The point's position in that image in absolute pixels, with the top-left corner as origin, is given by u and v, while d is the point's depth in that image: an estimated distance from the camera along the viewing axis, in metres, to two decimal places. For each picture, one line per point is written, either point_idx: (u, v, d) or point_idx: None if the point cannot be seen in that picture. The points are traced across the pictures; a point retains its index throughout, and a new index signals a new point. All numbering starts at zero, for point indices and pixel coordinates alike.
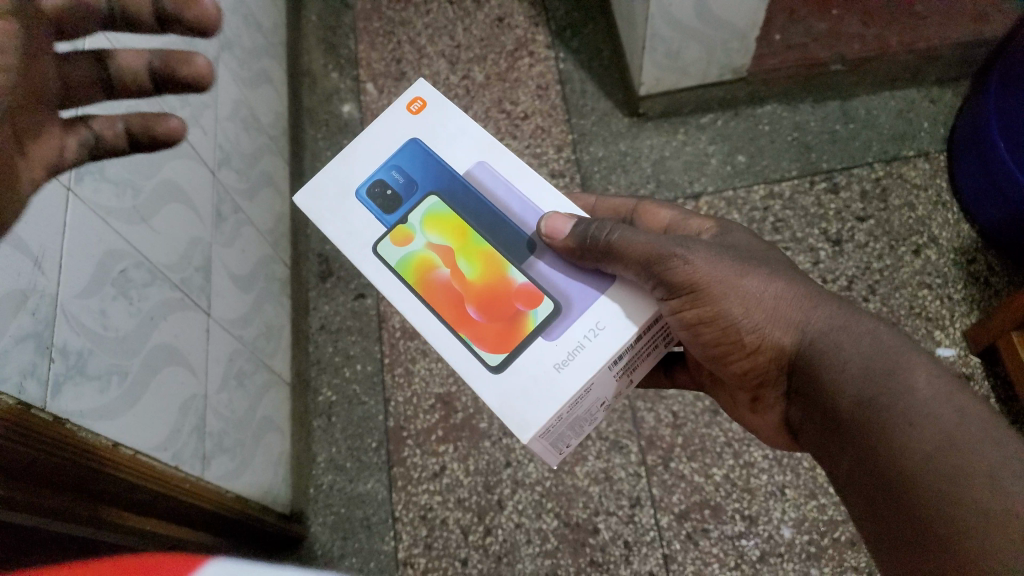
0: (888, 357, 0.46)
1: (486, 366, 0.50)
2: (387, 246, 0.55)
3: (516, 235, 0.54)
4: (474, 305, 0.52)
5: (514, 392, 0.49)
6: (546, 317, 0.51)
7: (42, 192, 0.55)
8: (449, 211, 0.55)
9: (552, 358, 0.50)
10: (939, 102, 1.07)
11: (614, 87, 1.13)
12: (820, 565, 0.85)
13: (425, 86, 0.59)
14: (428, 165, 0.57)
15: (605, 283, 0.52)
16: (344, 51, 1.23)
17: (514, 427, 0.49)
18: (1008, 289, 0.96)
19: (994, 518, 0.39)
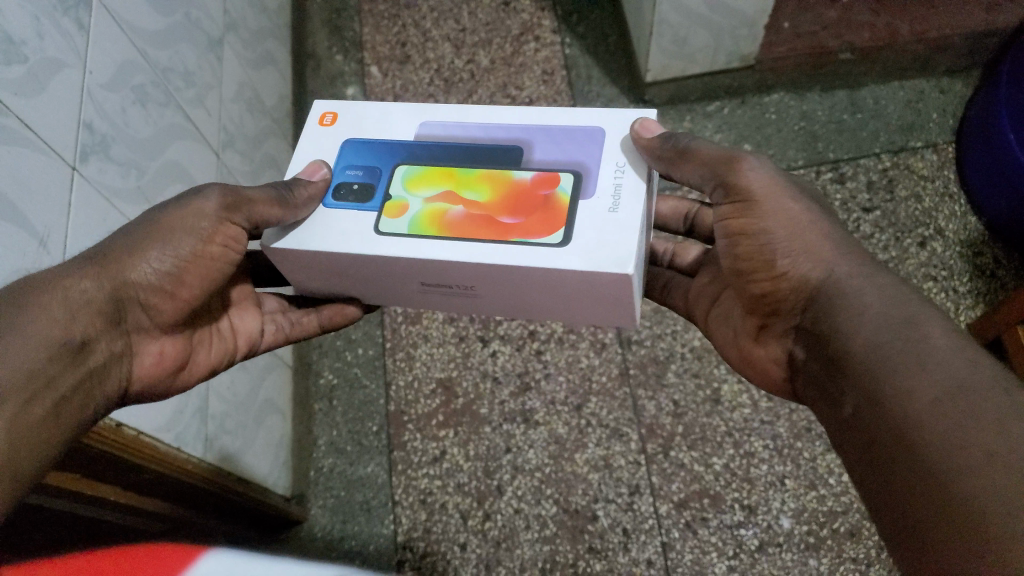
0: (906, 309, 0.46)
1: (552, 244, 0.47)
2: (389, 223, 0.51)
3: (496, 149, 0.54)
4: (504, 214, 0.49)
5: (593, 248, 0.46)
6: (573, 186, 0.49)
7: (46, 170, 0.54)
8: (423, 168, 0.54)
9: (602, 204, 0.48)
10: (948, 93, 1.06)
11: (620, 73, 1.12)
12: (819, 556, 0.85)
13: (325, 103, 0.59)
14: (375, 150, 0.56)
15: (597, 138, 0.52)
16: (349, 33, 1.22)
17: (612, 265, 0.45)
18: (1014, 283, 0.95)
19: (998, 458, 0.36)
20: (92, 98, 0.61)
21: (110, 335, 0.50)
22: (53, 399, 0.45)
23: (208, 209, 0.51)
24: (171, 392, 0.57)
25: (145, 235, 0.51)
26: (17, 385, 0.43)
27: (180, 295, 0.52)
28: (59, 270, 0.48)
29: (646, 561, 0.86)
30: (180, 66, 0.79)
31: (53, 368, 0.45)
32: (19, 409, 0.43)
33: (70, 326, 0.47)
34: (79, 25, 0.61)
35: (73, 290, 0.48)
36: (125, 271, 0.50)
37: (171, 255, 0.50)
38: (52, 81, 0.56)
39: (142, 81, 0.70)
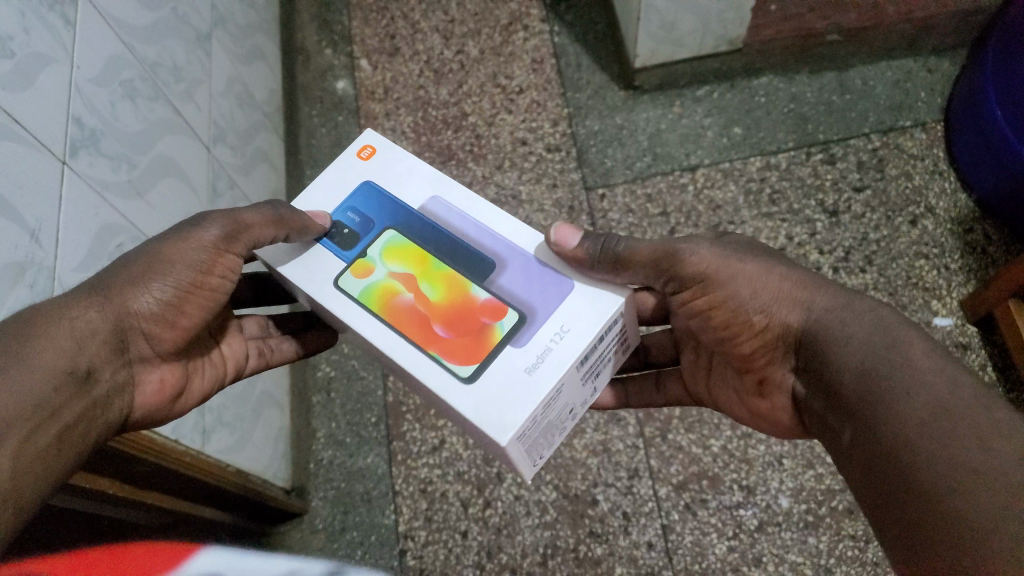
0: (887, 331, 0.47)
1: (457, 378, 0.48)
2: (349, 279, 0.53)
3: (474, 256, 0.54)
4: (438, 324, 0.51)
5: (490, 397, 0.47)
6: (512, 328, 0.50)
7: (37, 165, 0.54)
8: (408, 241, 0.55)
9: (522, 360, 0.48)
10: (936, 72, 1.06)
11: (609, 60, 1.12)
12: (818, 534, 0.85)
13: (374, 134, 0.60)
14: (381, 204, 0.57)
15: (564, 286, 0.52)
16: (338, 27, 1.22)
17: (491, 428, 0.46)
18: (1005, 258, 0.96)
19: (981, 477, 0.39)
20: (81, 93, 0.61)
21: (113, 366, 0.50)
22: (59, 427, 0.44)
23: (207, 240, 0.52)
24: (170, 418, 0.57)
25: (144, 267, 0.51)
26: (23, 414, 0.43)
27: (180, 323, 0.53)
28: (58, 302, 0.48)
29: (647, 544, 0.87)
30: (169, 61, 0.79)
31: (62, 397, 0.45)
32: (24, 440, 0.42)
33: (77, 356, 0.47)
34: (65, 20, 0.61)
35: (78, 321, 0.48)
36: (129, 301, 0.50)
37: (172, 285, 0.51)
38: (39, 76, 0.56)
39: (130, 76, 0.70)
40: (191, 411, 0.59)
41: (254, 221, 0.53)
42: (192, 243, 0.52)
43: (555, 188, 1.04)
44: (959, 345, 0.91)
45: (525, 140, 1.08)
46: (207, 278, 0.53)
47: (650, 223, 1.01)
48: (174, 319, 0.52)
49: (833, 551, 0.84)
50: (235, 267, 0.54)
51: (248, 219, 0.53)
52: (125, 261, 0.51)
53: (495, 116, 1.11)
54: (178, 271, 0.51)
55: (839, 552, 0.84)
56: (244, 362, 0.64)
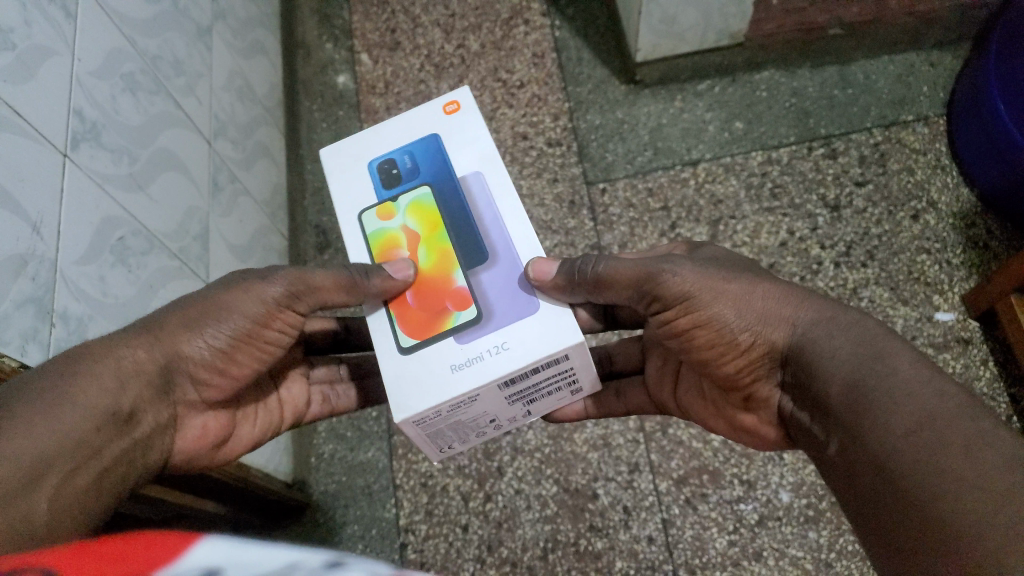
0: (873, 344, 0.47)
1: (397, 345, 0.52)
2: (370, 216, 0.57)
3: (475, 243, 0.54)
4: (410, 289, 0.54)
5: (411, 376, 0.51)
6: (463, 323, 0.51)
7: (38, 158, 0.55)
8: (434, 206, 0.56)
9: (453, 355, 0.51)
10: (938, 66, 1.06)
11: (610, 55, 1.12)
12: (818, 529, 0.85)
13: (467, 94, 0.60)
14: (435, 161, 0.58)
15: (528, 305, 0.52)
16: (338, 21, 1.22)
17: (393, 403, 0.50)
18: (1007, 253, 0.95)
19: (966, 485, 0.39)
20: (81, 85, 0.61)
21: (156, 405, 0.53)
22: (96, 468, 0.48)
23: (270, 296, 0.54)
24: (213, 460, 0.61)
25: (202, 311, 0.53)
26: (65, 450, 0.45)
27: (230, 371, 0.56)
28: (116, 336, 0.51)
29: (647, 538, 0.87)
30: (169, 55, 0.79)
31: (103, 437, 0.48)
32: (64, 476, 0.45)
33: (125, 395, 0.50)
34: (66, 13, 0.61)
35: (127, 360, 0.50)
36: (180, 345, 0.53)
37: (227, 334, 0.53)
38: (41, 69, 0.56)
39: (130, 69, 0.70)
40: (234, 456, 0.63)
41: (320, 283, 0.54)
42: (259, 295, 0.54)
43: (556, 182, 1.05)
44: (961, 340, 0.91)
45: (526, 134, 1.08)
46: (265, 331, 0.55)
47: (650, 218, 1.01)
48: (227, 367, 0.55)
49: (833, 545, 0.84)
50: (297, 322, 0.57)
51: (315, 278, 0.54)
52: (190, 301, 0.54)
53: (496, 110, 1.10)
54: (237, 323, 0.53)
55: (839, 547, 0.84)
56: (302, 408, 0.68)
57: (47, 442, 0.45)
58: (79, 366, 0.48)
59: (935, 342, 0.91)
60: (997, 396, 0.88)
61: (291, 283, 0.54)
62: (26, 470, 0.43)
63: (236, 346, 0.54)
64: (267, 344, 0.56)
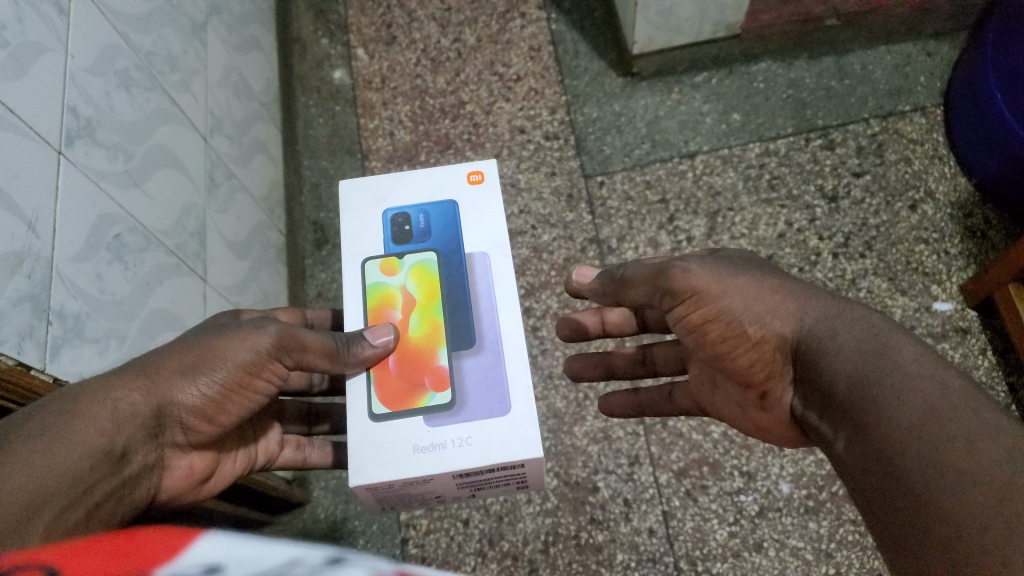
0: (877, 338, 0.47)
1: (369, 409, 0.56)
2: (374, 267, 0.62)
3: (468, 327, 0.60)
4: (394, 354, 0.58)
5: (373, 446, 0.55)
6: (435, 405, 0.56)
7: (32, 155, 0.54)
8: (435, 278, 0.61)
9: (418, 437, 0.55)
10: (935, 56, 1.06)
11: (607, 47, 1.12)
12: (818, 519, 0.86)
13: (492, 167, 0.67)
14: (449, 228, 0.64)
15: (499, 407, 0.56)
16: (334, 16, 1.21)
17: (353, 468, 0.54)
18: (1005, 243, 0.96)
19: (971, 482, 0.39)
20: (75, 82, 0.61)
21: (146, 447, 0.53)
22: (87, 506, 0.47)
23: (262, 346, 0.55)
24: (195, 499, 0.61)
25: (196, 357, 0.54)
26: (58, 490, 0.45)
27: (218, 420, 0.56)
28: (110, 377, 0.51)
29: (648, 530, 0.87)
30: (164, 51, 0.78)
31: (94, 476, 0.48)
32: (57, 513, 0.45)
33: (115, 436, 0.49)
34: (59, 10, 0.60)
35: (122, 402, 0.50)
36: (175, 390, 0.53)
37: (218, 381, 0.54)
38: (34, 66, 0.56)
39: (125, 66, 0.70)
40: (213, 496, 0.63)
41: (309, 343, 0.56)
42: (253, 346, 0.55)
43: (554, 176, 1.04)
44: (959, 329, 0.91)
45: (523, 128, 1.08)
46: (253, 384, 0.56)
47: (649, 211, 1.01)
48: (214, 416, 0.56)
49: (833, 536, 0.85)
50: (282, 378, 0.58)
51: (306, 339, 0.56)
52: (185, 346, 0.54)
53: (493, 104, 1.10)
54: (227, 372, 0.54)
55: (840, 537, 0.85)
56: (277, 452, 0.69)
57: (41, 482, 0.44)
58: (72, 405, 0.48)
59: (934, 332, 0.91)
60: (995, 385, 0.89)
61: (285, 337, 0.56)
62: (19, 506, 0.43)
63: (224, 396, 0.55)
64: (253, 396, 0.57)
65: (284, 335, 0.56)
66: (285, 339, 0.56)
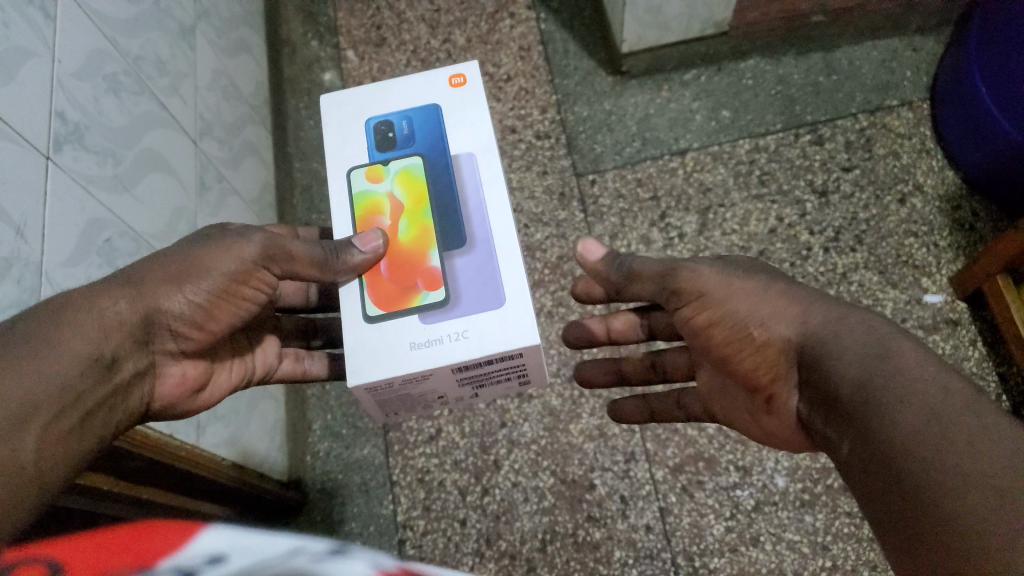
0: (881, 343, 0.48)
1: (364, 311, 0.58)
2: (360, 177, 0.63)
3: (457, 228, 0.61)
4: (384, 259, 0.59)
5: (371, 345, 0.57)
6: (429, 302, 0.58)
7: (20, 160, 0.54)
8: (421, 181, 0.62)
9: (413, 334, 0.57)
10: (921, 51, 1.07)
11: (596, 46, 1.12)
12: (814, 512, 0.86)
13: (472, 70, 0.68)
14: (432, 133, 0.65)
15: (493, 299, 0.58)
16: (323, 18, 1.21)
17: (351, 367, 0.57)
18: (993, 235, 0.96)
19: (972, 485, 0.39)
20: (62, 87, 0.61)
21: (136, 354, 0.53)
22: (80, 411, 0.48)
23: (246, 254, 0.56)
24: (190, 411, 0.62)
25: (180, 268, 0.54)
26: (49, 397, 0.46)
27: (208, 326, 0.57)
28: (94, 286, 0.51)
29: (645, 527, 0.87)
30: (152, 54, 0.78)
31: (84, 383, 0.48)
32: (46, 422, 0.46)
33: (105, 344, 0.50)
34: (45, 14, 0.60)
35: (107, 310, 0.50)
36: (162, 298, 0.53)
37: (205, 290, 0.54)
38: (20, 70, 0.56)
39: (113, 71, 0.69)
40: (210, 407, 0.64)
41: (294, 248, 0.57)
42: (236, 253, 0.56)
43: (545, 175, 1.05)
44: (950, 321, 0.92)
45: (514, 127, 1.08)
46: (242, 289, 0.57)
47: (640, 209, 1.01)
48: (204, 321, 0.56)
49: (829, 528, 0.85)
50: (271, 284, 0.59)
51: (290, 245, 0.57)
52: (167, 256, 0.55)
53: None
54: (213, 278, 0.55)
55: (836, 530, 0.85)
56: (275, 364, 0.70)
57: (29, 391, 0.45)
58: (57, 315, 0.48)
59: (925, 325, 0.92)
60: (986, 375, 0.89)
61: (268, 243, 0.57)
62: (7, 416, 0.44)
63: (214, 302, 0.56)
64: (241, 302, 0.58)
65: (269, 243, 0.57)
66: (270, 246, 0.57)
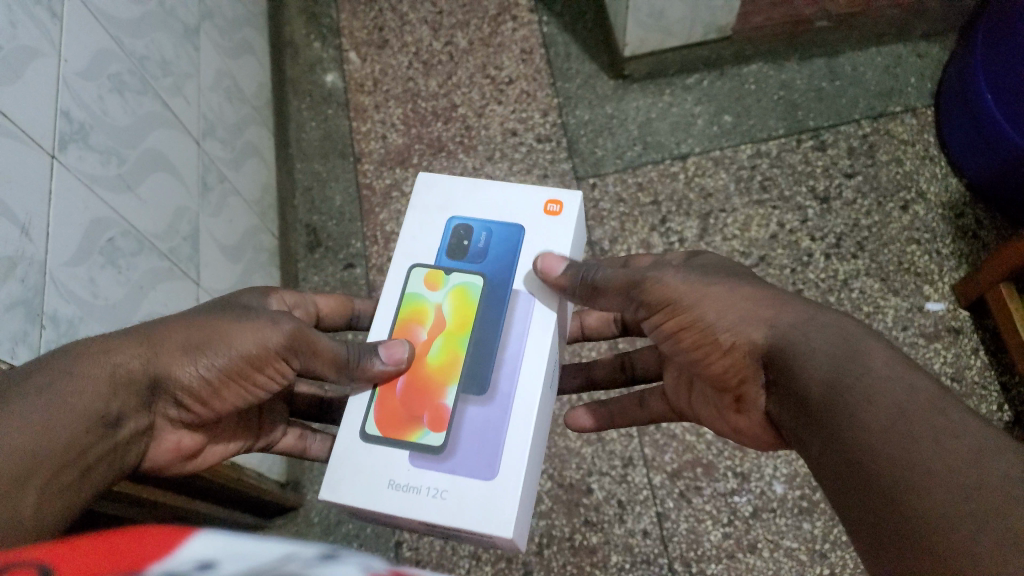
0: (848, 344, 0.48)
1: (362, 425, 0.56)
2: (418, 280, 0.61)
3: (487, 371, 0.56)
4: (404, 376, 0.57)
5: (352, 463, 0.54)
6: (424, 443, 0.54)
7: (25, 159, 0.54)
8: (473, 306, 0.59)
9: (396, 472, 0.53)
10: (926, 57, 1.07)
11: (598, 50, 1.12)
12: (812, 520, 0.86)
13: (572, 202, 0.62)
14: (505, 256, 0.61)
15: (483, 471, 0.52)
16: (326, 19, 1.21)
17: (326, 480, 0.54)
18: (997, 242, 0.96)
19: (940, 475, 0.39)
20: (68, 87, 0.61)
21: (141, 413, 0.52)
22: (79, 468, 0.47)
23: (271, 341, 0.54)
24: (177, 472, 0.60)
25: (201, 339, 0.52)
26: (51, 454, 0.45)
27: (213, 403, 0.55)
28: (111, 340, 0.50)
29: (642, 532, 0.87)
30: (157, 55, 0.78)
31: (89, 440, 0.47)
32: (46, 480, 0.45)
33: (112, 401, 0.49)
34: (51, 13, 0.60)
35: (121, 367, 0.49)
36: (176, 367, 0.51)
37: (220, 368, 0.52)
38: (27, 70, 0.56)
39: (118, 70, 0.70)
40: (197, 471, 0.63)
41: (321, 349, 0.56)
42: (258, 339, 0.53)
43: (546, 178, 1.05)
44: (952, 330, 0.92)
45: (515, 130, 1.08)
46: (255, 378, 0.55)
47: (641, 213, 1.01)
48: (211, 399, 0.54)
49: (828, 536, 0.85)
50: (285, 379, 0.57)
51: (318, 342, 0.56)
52: (191, 322, 0.53)
53: (485, 107, 1.10)
54: (230, 360, 0.52)
55: (834, 537, 0.85)
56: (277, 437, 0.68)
57: (34, 446, 0.44)
58: (74, 366, 0.47)
59: (926, 333, 0.92)
60: (988, 384, 0.89)
61: (297, 337, 0.55)
62: (10, 472, 0.43)
63: (224, 383, 0.54)
64: (252, 386, 0.56)
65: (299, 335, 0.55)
66: (298, 339, 0.55)
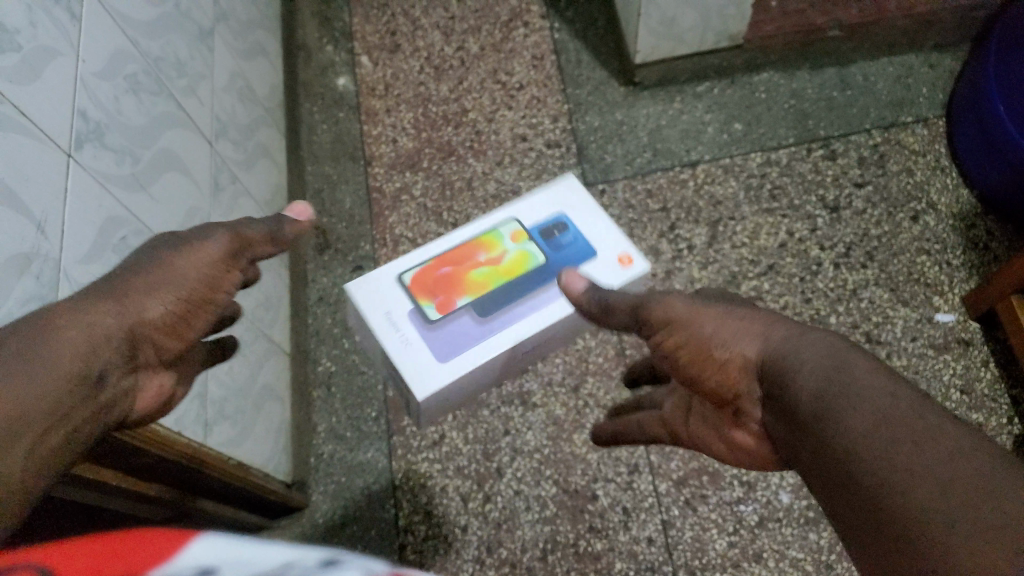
0: (833, 351, 0.44)
1: (399, 273, 0.77)
2: (509, 229, 0.81)
3: (500, 305, 0.76)
4: (448, 269, 0.77)
5: (379, 290, 0.76)
6: (423, 311, 0.74)
7: (42, 157, 0.55)
8: (526, 267, 0.77)
9: (396, 309, 0.75)
10: (937, 68, 1.07)
11: (609, 57, 1.13)
12: (818, 530, 0.85)
13: (639, 267, 0.79)
14: (568, 259, 0.79)
15: (439, 354, 0.73)
16: (339, 23, 1.22)
17: (357, 283, 0.76)
18: (1008, 254, 0.95)
19: (922, 480, 0.34)
20: (85, 86, 0.62)
21: (120, 372, 0.48)
22: (66, 431, 0.42)
23: (212, 251, 0.54)
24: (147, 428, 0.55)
25: (154, 274, 0.50)
26: (39, 413, 0.40)
27: (179, 332, 0.53)
28: (74, 301, 0.46)
29: (647, 539, 0.87)
30: (172, 56, 0.79)
31: (71, 400, 0.43)
32: (35, 442, 0.40)
33: (90, 360, 0.45)
34: (71, 14, 0.61)
35: (94, 325, 0.46)
36: (142, 310, 0.49)
37: (173, 297, 0.51)
38: (46, 69, 0.57)
39: (134, 71, 0.70)
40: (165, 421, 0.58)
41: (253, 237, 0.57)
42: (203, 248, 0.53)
43: None
44: (962, 341, 0.91)
45: (525, 136, 1.09)
46: (210, 293, 0.54)
47: (650, 219, 1.01)
48: (177, 329, 0.52)
49: (834, 547, 0.85)
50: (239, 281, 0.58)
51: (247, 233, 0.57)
52: (140, 266, 0.50)
53: (496, 112, 1.11)
54: (182, 279, 0.52)
55: (840, 549, 0.84)
56: None
57: (16, 406, 0.39)
58: (43, 328, 0.43)
59: (936, 344, 0.91)
60: (997, 398, 0.88)
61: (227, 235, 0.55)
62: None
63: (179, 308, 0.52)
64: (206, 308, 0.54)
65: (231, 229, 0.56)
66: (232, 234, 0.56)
